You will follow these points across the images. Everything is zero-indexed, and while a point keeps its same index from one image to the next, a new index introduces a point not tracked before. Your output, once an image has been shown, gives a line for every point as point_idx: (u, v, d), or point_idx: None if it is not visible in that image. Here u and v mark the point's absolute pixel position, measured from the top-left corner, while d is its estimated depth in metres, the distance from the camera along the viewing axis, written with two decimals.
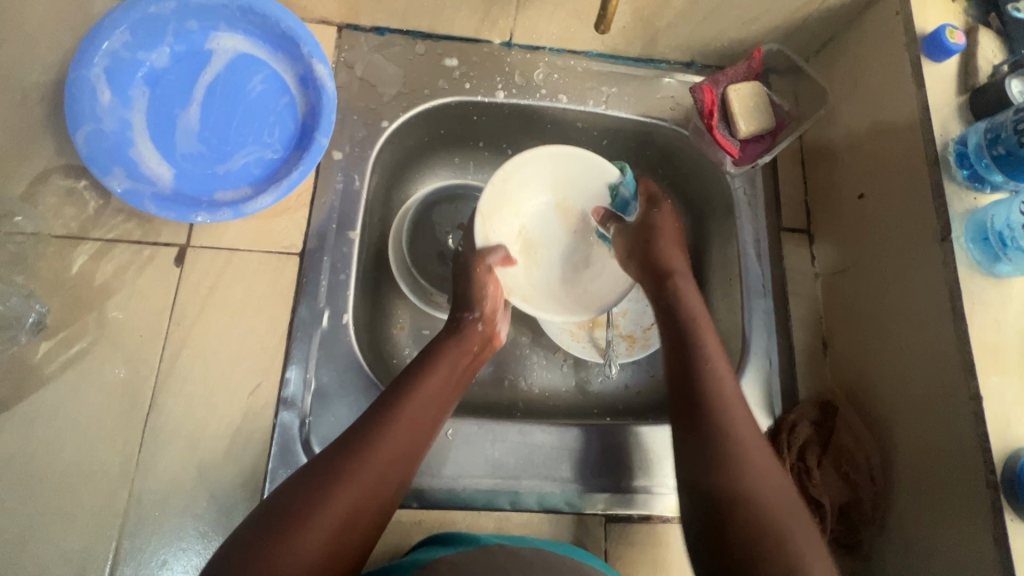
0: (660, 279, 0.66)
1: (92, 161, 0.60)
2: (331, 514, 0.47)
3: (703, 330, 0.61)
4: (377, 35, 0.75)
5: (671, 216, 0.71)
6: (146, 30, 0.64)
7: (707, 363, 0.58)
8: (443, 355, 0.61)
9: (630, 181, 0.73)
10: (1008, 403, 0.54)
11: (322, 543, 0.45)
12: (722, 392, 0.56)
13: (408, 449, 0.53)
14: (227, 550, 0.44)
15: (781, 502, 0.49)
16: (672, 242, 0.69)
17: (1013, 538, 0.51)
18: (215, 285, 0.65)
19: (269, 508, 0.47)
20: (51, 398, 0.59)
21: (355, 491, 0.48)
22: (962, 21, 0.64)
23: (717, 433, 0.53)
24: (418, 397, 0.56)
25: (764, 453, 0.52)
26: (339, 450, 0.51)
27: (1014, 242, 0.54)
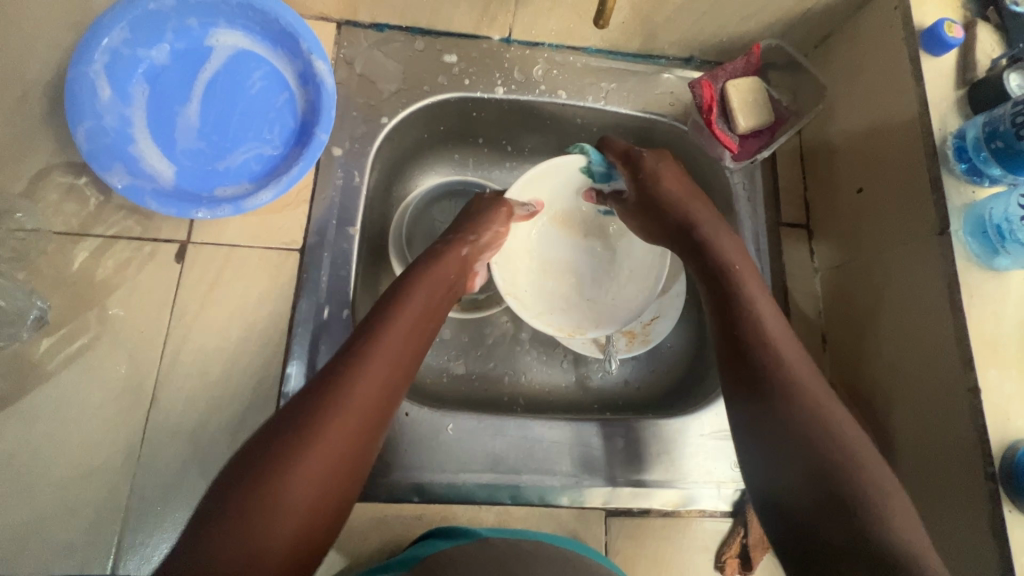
0: (684, 232, 0.64)
1: (93, 157, 0.60)
2: (326, 444, 0.46)
3: (745, 279, 0.59)
4: (376, 31, 0.75)
5: (664, 159, 0.68)
6: (145, 27, 0.64)
7: (756, 318, 0.55)
8: (420, 284, 0.61)
9: (597, 155, 0.73)
10: (1006, 396, 0.55)
11: (318, 473, 0.45)
12: (774, 346, 0.53)
13: (392, 373, 0.53)
14: (218, 494, 0.43)
15: (869, 463, 0.47)
16: (685, 190, 0.67)
17: (1011, 529, 0.52)
18: (215, 281, 0.65)
19: (263, 437, 0.46)
20: (53, 394, 0.60)
21: (345, 420, 0.48)
22: (960, 16, 0.65)
23: (784, 395, 0.50)
24: (396, 324, 0.56)
25: (837, 409, 0.50)
26: (321, 380, 0.50)
27: (1012, 235, 0.54)
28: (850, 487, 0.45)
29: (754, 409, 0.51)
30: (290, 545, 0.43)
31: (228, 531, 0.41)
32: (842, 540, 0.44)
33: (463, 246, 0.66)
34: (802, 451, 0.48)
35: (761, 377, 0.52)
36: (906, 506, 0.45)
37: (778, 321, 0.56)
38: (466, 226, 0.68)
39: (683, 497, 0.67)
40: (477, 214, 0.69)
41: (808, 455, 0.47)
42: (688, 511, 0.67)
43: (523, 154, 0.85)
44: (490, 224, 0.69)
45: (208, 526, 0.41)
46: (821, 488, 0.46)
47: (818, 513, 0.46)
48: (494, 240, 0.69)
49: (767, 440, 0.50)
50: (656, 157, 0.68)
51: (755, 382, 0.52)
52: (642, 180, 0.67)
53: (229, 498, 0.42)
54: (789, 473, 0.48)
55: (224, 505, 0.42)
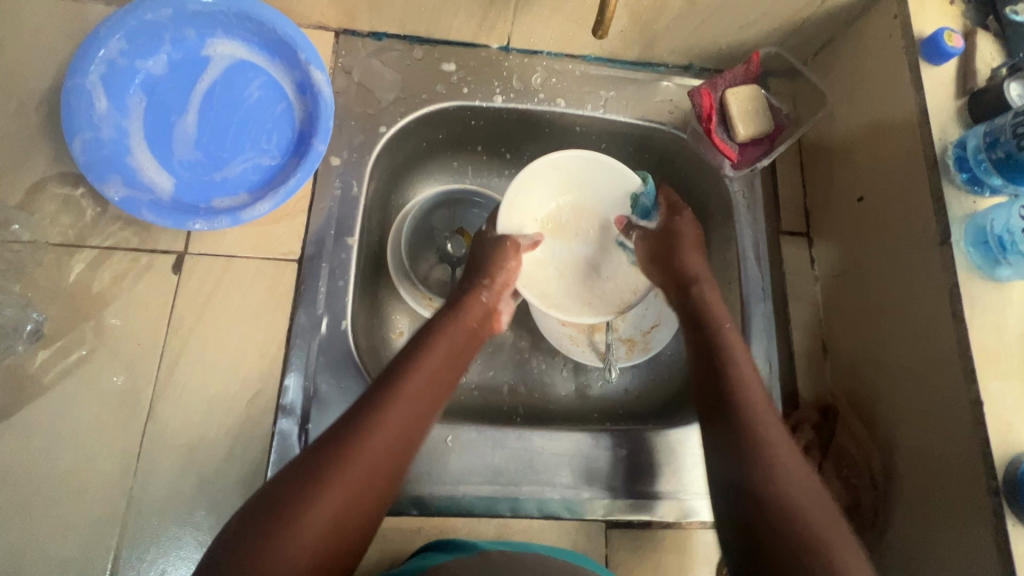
0: (682, 287, 0.67)
1: (89, 169, 0.60)
2: (329, 501, 0.47)
3: (732, 340, 0.62)
4: (375, 40, 0.75)
5: (692, 222, 0.71)
6: (142, 37, 0.64)
7: (733, 369, 0.59)
8: (442, 333, 0.61)
9: (650, 189, 0.72)
10: (1009, 408, 0.54)
11: (320, 533, 0.46)
12: (756, 409, 0.56)
13: (406, 428, 0.53)
14: (224, 543, 0.45)
15: (827, 526, 0.49)
16: (697, 249, 0.70)
17: (1015, 544, 0.51)
18: (213, 292, 0.65)
19: (277, 484, 0.48)
20: (49, 408, 0.59)
21: (352, 477, 0.48)
22: (960, 24, 0.64)
23: (759, 454, 0.53)
24: (415, 374, 0.56)
25: (804, 470, 0.53)
26: (335, 434, 0.51)
27: (1014, 246, 0.54)
28: (810, 540, 0.48)
29: (731, 465, 0.54)
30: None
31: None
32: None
33: (483, 290, 0.66)
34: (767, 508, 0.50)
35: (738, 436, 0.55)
36: (862, 563, 0.47)
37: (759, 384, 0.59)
38: (486, 264, 0.67)
39: (684, 508, 0.67)
40: (488, 250, 0.67)
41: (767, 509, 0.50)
42: (689, 523, 0.67)
43: (522, 162, 0.85)
44: (504, 264, 0.66)
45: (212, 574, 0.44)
46: (770, 540, 0.49)
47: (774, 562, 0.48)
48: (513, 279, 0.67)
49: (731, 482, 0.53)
50: (692, 215, 0.72)
51: (733, 440, 0.55)
52: (664, 234, 0.70)
53: (233, 548, 0.45)
54: (751, 523, 0.51)
55: (228, 555, 0.44)
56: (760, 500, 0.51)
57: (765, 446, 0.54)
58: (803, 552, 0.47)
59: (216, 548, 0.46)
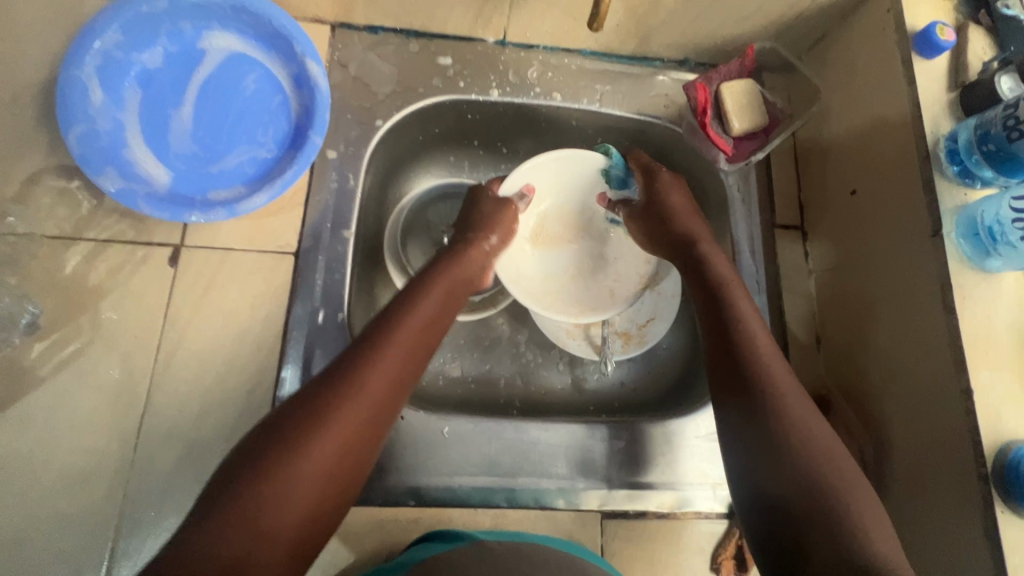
0: (683, 247, 0.66)
1: (85, 161, 0.60)
2: (332, 436, 0.46)
3: (735, 293, 0.61)
4: (371, 33, 0.75)
5: (673, 180, 0.70)
6: (137, 30, 0.64)
7: (740, 323, 0.58)
8: (437, 281, 0.62)
9: (618, 159, 0.73)
10: (999, 397, 0.55)
11: (321, 469, 0.45)
12: (762, 359, 0.55)
13: (401, 372, 0.53)
14: (218, 484, 0.44)
15: (844, 472, 0.49)
16: (685, 205, 0.69)
17: (1004, 530, 0.52)
18: (210, 284, 0.65)
19: (269, 426, 0.47)
20: (45, 400, 0.59)
21: (353, 413, 0.48)
22: (952, 19, 0.65)
23: (774, 405, 0.52)
24: (409, 321, 0.56)
25: (818, 422, 0.52)
26: (333, 373, 0.50)
27: (1003, 238, 0.54)
28: (828, 487, 0.47)
29: (742, 417, 0.53)
30: (288, 539, 0.43)
31: (226, 521, 0.41)
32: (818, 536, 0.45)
33: (483, 244, 0.67)
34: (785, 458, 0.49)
35: (750, 389, 0.53)
36: (877, 511, 0.47)
37: (764, 333, 0.58)
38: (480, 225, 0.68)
39: (679, 498, 0.67)
40: (489, 214, 0.69)
41: (784, 459, 0.49)
42: (684, 513, 0.68)
43: (519, 156, 0.85)
44: (500, 221, 0.69)
45: (206, 513, 0.42)
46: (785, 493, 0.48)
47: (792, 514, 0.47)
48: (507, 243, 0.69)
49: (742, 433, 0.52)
50: (670, 174, 0.71)
51: (745, 392, 0.53)
52: (648, 196, 0.69)
53: (230, 486, 0.43)
54: (768, 475, 0.49)
55: (224, 495, 0.42)
56: (777, 450, 0.50)
57: (780, 398, 0.52)
58: (823, 501, 0.47)
59: (206, 495, 0.43)
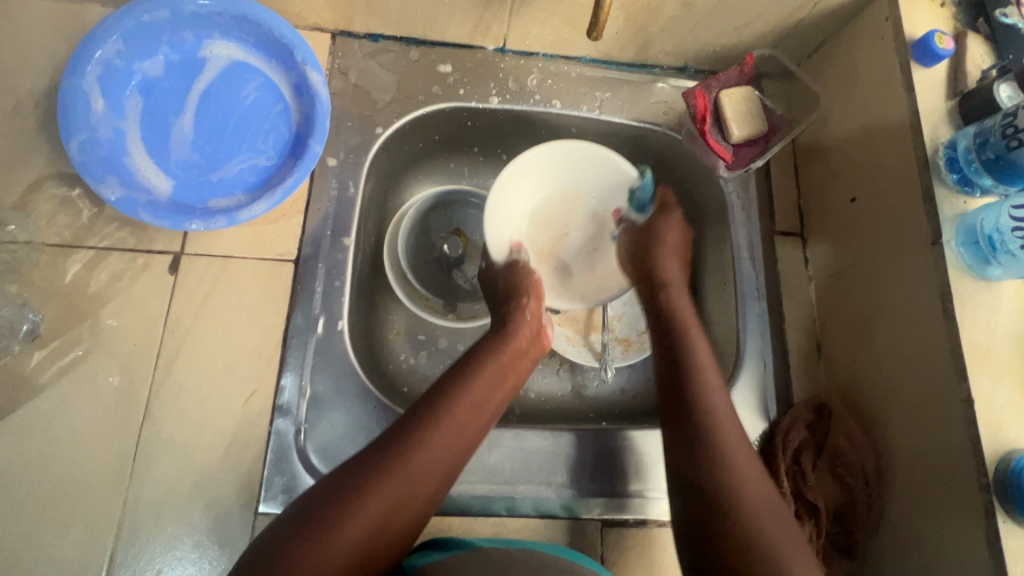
0: (654, 284, 0.70)
1: (86, 169, 0.60)
2: (376, 505, 0.49)
3: (694, 336, 0.63)
4: (371, 41, 0.75)
5: (680, 224, 0.74)
6: (138, 39, 0.64)
7: (694, 366, 0.60)
8: (490, 349, 0.63)
9: (648, 183, 0.74)
10: (1000, 406, 0.55)
11: (362, 538, 0.48)
12: (708, 394, 0.58)
13: (451, 451, 0.54)
14: (270, 538, 0.47)
15: (761, 507, 0.50)
16: (676, 253, 0.73)
17: (1006, 540, 0.51)
18: (209, 292, 0.65)
19: (324, 490, 0.50)
20: (45, 408, 0.59)
21: (399, 484, 0.51)
22: (950, 27, 0.65)
23: (708, 437, 0.55)
24: (466, 399, 0.57)
25: (748, 455, 0.54)
26: (386, 442, 0.53)
27: (1004, 246, 0.54)
28: (739, 521, 0.49)
29: (677, 446, 0.56)
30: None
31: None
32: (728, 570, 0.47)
33: (526, 306, 0.67)
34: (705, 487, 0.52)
35: (687, 421, 0.56)
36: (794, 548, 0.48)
37: (716, 372, 0.60)
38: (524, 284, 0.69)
39: None
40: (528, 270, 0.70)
41: (710, 492, 0.51)
42: None
43: None
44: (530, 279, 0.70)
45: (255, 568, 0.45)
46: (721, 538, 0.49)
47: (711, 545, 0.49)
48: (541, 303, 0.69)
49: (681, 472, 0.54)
50: (680, 217, 0.75)
51: (682, 424, 0.56)
52: (644, 237, 0.74)
53: (279, 547, 0.46)
54: (693, 504, 0.52)
55: (272, 553, 0.46)
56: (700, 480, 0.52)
57: (715, 432, 0.55)
58: (738, 537, 0.48)
59: (256, 544, 0.48)
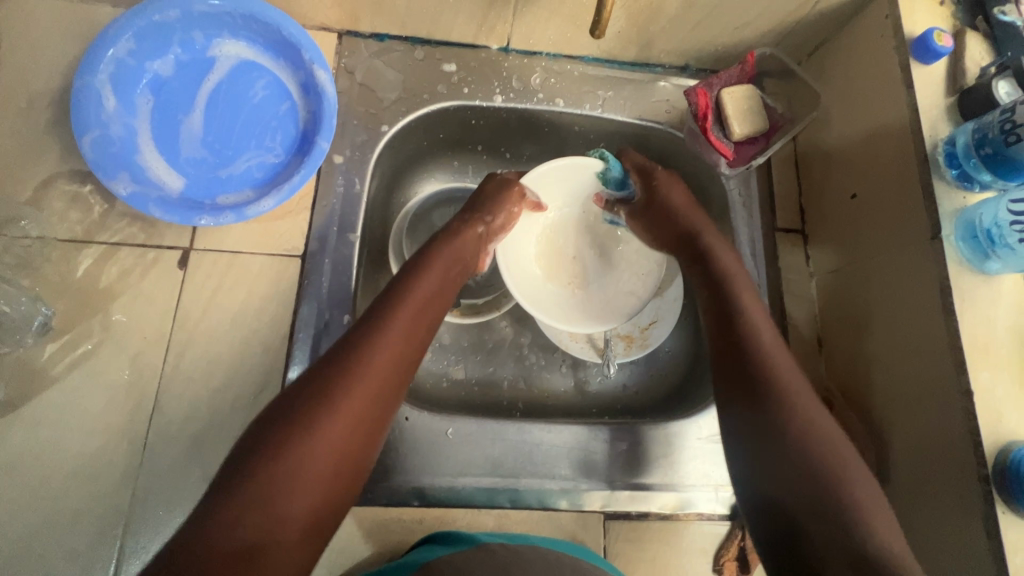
0: (686, 244, 0.68)
1: (98, 166, 0.62)
2: (343, 412, 0.48)
3: (743, 293, 0.62)
4: (377, 41, 0.76)
5: (672, 177, 0.72)
6: (150, 38, 0.65)
7: (751, 324, 0.58)
8: (437, 260, 0.63)
9: (615, 163, 0.72)
10: (999, 398, 0.55)
11: (335, 445, 0.47)
12: (770, 359, 0.56)
13: (405, 346, 0.55)
14: (232, 466, 0.45)
15: (855, 471, 0.49)
16: (694, 207, 0.70)
17: (1005, 531, 0.52)
18: (217, 287, 0.66)
19: (282, 404, 0.48)
20: (57, 399, 0.60)
21: (360, 389, 0.50)
22: (949, 26, 0.66)
23: (787, 405, 0.52)
24: (412, 300, 0.58)
25: (827, 421, 0.52)
26: (338, 350, 0.52)
27: (1002, 240, 0.55)
28: (835, 485, 0.48)
29: (751, 417, 0.53)
30: (308, 513, 0.45)
31: (242, 502, 0.42)
32: (831, 533, 0.46)
33: (479, 224, 0.68)
34: (797, 457, 0.50)
35: (761, 390, 0.54)
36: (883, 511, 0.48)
37: (773, 330, 0.59)
38: (479, 207, 0.69)
39: (681, 500, 0.68)
40: (492, 195, 0.70)
41: (796, 460, 0.50)
42: (685, 515, 0.68)
43: (522, 161, 0.86)
44: (506, 206, 0.70)
45: (224, 491, 0.43)
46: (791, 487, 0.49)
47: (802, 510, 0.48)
48: (510, 225, 0.71)
49: (747, 434, 0.53)
50: (666, 172, 0.72)
51: (755, 394, 0.54)
52: (654, 204, 0.71)
53: (247, 465, 0.44)
54: (783, 472, 0.50)
55: (242, 474, 0.44)
56: (788, 448, 0.50)
57: (794, 398, 0.53)
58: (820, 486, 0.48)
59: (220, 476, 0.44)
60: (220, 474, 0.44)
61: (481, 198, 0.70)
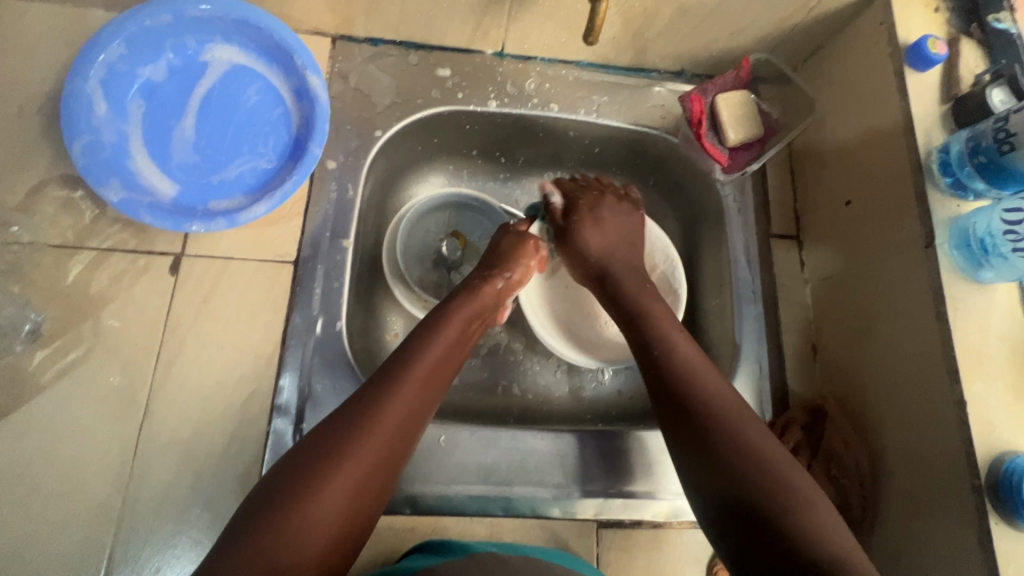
0: (597, 280, 0.68)
1: (89, 171, 0.61)
2: (347, 473, 0.48)
3: (659, 313, 0.63)
4: (371, 45, 0.76)
5: (600, 202, 0.72)
6: (142, 43, 0.65)
7: (670, 344, 0.59)
8: (455, 315, 0.62)
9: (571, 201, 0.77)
10: (993, 408, 0.55)
11: (337, 506, 0.47)
12: (701, 378, 0.56)
13: (416, 407, 0.54)
14: (237, 524, 0.45)
15: (801, 479, 0.49)
16: (610, 243, 0.69)
17: (998, 541, 0.52)
18: (209, 294, 0.66)
19: (290, 461, 0.48)
20: (46, 407, 0.60)
21: (363, 455, 0.49)
22: (944, 32, 0.66)
23: (718, 421, 0.53)
24: (427, 357, 0.57)
25: (759, 430, 0.53)
26: (348, 410, 0.51)
27: (995, 250, 0.55)
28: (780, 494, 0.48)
29: (687, 443, 0.54)
30: None
31: (242, 564, 0.42)
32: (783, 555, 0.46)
33: (499, 280, 0.67)
34: (737, 474, 0.50)
35: (695, 410, 0.54)
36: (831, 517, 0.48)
37: (692, 348, 0.59)
38: (499, 259, 0.69)
39: (674, 508, 0.68)
40: (510, 249, 0.69)
41: (737, 477, 0.50)
42: (679, 522, 0.68)
43: (517, 166, 0.86)
44: (522, 261, 0.69)
45: (227, 549, 0.43)
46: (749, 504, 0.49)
47: (754, 528, 0.48)
48: (527, 278, 0.70)
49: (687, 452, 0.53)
50: (587, 199, 0.72)
51: (687, 414, 0.54)
52: (568, 236, 0.70)
53: (252, 523, 0.44)
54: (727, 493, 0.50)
55: (245, 533, 0.44)
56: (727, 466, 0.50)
57: (726, 415, 0.53)
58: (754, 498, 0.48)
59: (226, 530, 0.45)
60: (226, 529, 0.45)
61: (498, 252, 0.69)
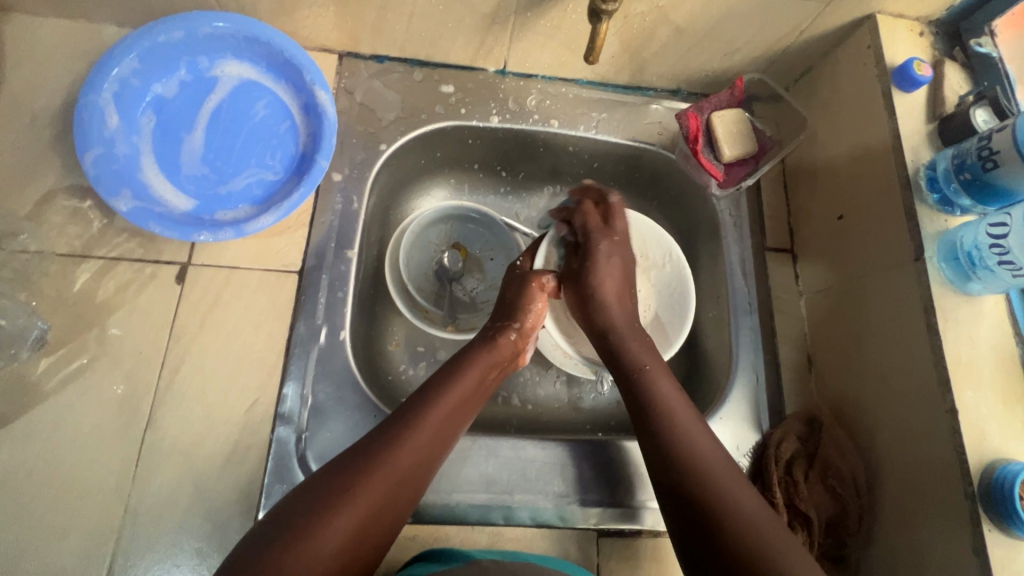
0: (602, 332, 0.68)
1: (100, 182, 0.63)
2: (353, 511, 0.49)
3: (656, 369, 0.64)
4: (377, 62, 0.78)
5: (607, 251, 0.72)
6: (157, 59, 0.67)
7: (664, 400, 0.61)
8: (471, 365, 0.62)
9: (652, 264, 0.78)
10: (983, 416, 0.57)
11: (344, 538, 0.48)
12: (696, 434, 0.58)
13: (425, 456, 0.54)
14: (248, 550, 0.46)
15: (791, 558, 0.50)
16: (619, 294, 0.70)
17: (992, 548, 0.53)
18: (215, 302, 0.67)
19: (301, 494, 0.50)
20: (49, 415, 0.60)
21: (364, 502, 0.50)
22: (928, 56, 0.69)
23: (710, 495, 0.54)
24: (438, 408, 0.57)
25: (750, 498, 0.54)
26: (359, 451, 0.52)
27: (982, 262, 0.57)
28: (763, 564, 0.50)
29: (681, 499, 0.55)
30: None
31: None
32: None
33: (512, 331, 0.67)
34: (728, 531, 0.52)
35: (686, 466, 0.56)
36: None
37: (683, 398, 0.62)
38: (512, 309, 0.69)
39: None
40: (516, 299, 0.69)
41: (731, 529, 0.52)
42: None
43: (518, 180, 0.88)
44: (530, 307, 0.69)
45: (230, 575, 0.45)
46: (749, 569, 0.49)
47: None
48: (540, 321, 0.69)
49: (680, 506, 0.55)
50: (604, 243, 0.72)
51: (680, 467, 0.56)
52: (578, 283, 0.70)
53: (263, 546, 0.46)
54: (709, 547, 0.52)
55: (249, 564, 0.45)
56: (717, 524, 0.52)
57: (704, 476, 0.55)
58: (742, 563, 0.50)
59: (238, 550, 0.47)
60: (232, 554, 0.46)
61: (504, 305, 0.70)
